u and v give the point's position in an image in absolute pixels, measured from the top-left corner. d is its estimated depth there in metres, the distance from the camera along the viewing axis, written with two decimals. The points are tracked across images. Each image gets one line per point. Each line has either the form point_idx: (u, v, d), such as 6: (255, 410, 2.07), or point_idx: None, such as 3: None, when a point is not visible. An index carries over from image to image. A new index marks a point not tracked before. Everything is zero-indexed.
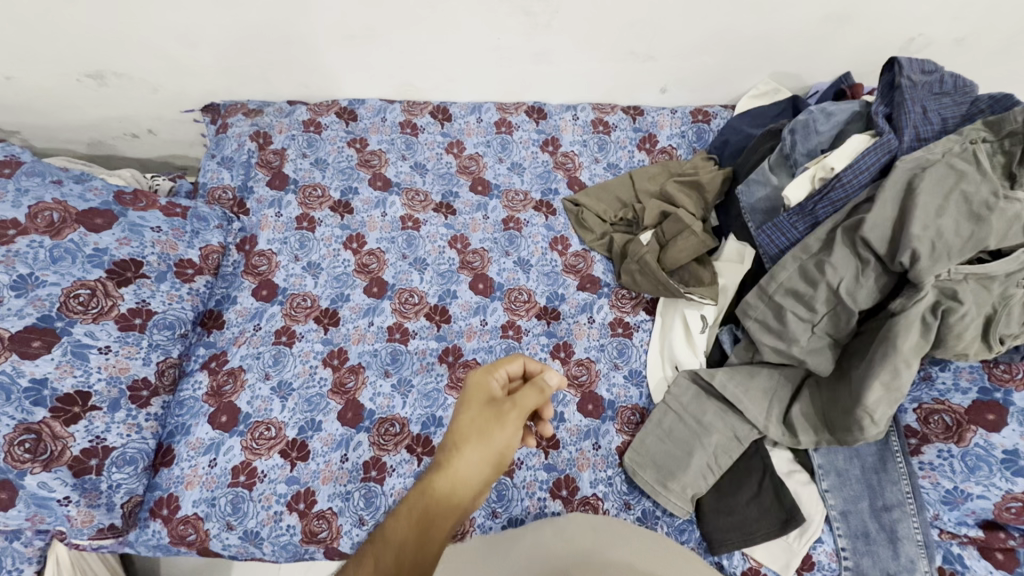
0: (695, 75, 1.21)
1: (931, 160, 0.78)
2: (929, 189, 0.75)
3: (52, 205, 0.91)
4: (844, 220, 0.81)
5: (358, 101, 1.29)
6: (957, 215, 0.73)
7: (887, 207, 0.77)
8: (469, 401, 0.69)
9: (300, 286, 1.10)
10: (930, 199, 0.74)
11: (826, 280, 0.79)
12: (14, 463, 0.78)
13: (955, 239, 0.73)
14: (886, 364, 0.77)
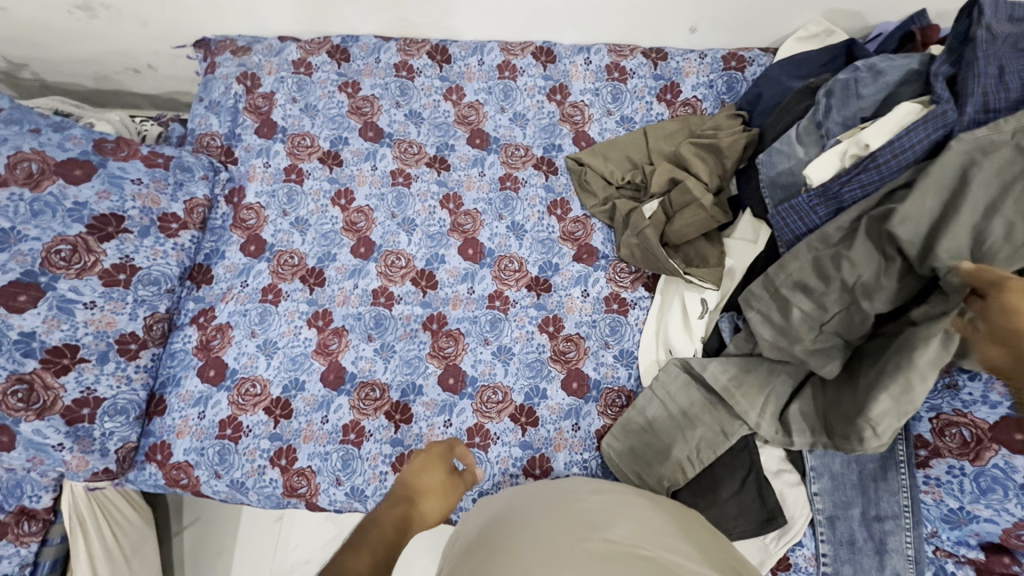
0: (733, 10, 1.02)
1: (998, 141, 0.62)
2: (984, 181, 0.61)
3: (30, 155, 0.89)
4: (874, 208, 0.69)
5: (352, 38, 1.18)
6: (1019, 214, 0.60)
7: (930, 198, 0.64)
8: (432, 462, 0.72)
9: (288, 243, 1.07)
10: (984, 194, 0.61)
11: (839, 277, 0.69)
12: (9, 411, 0.82)
13: (1004, 243, 0.60)
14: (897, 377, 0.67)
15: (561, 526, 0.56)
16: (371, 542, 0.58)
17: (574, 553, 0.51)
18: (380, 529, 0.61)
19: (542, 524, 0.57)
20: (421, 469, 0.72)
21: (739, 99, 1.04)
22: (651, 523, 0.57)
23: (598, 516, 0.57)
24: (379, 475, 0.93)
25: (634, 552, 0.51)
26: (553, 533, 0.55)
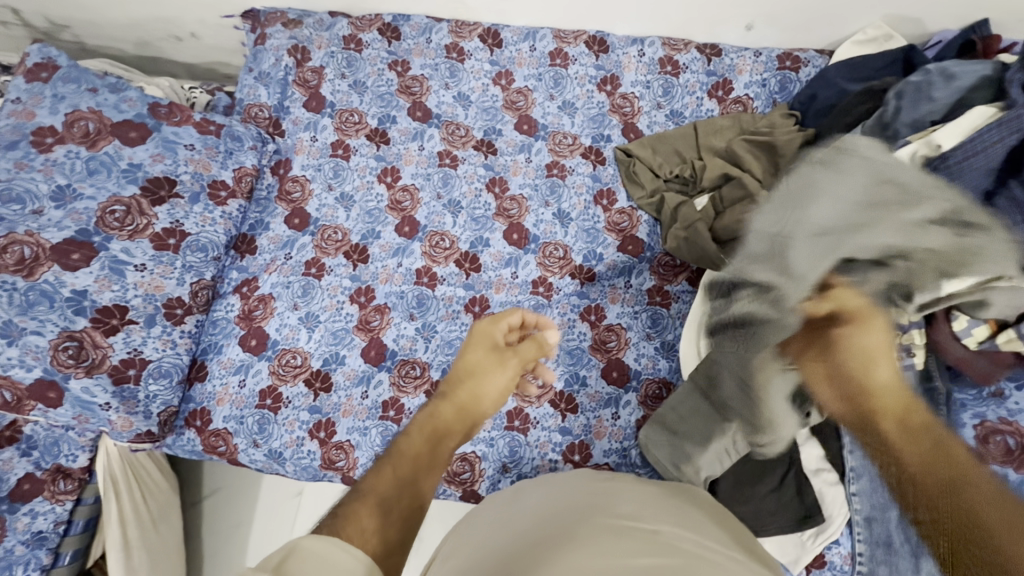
0: (792, 9, 1.02)
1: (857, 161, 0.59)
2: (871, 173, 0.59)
3: (88, 114, 0.89)
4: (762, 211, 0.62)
5: (403, 17, 1.17)
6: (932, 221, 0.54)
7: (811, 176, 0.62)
8: (475, 343, 0.78)
9: (332, 218, 1.07)
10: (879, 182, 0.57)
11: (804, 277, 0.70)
12: (59, 367, 0.82)
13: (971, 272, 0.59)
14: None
15: (572, 512, 0.58)
16: (398, 459, 0.63)
17: (591, 532, 0.53)
18: (414, 436, 0.66)
19: (551, 514, 0.59)
20: (469, 347, 0.78)
21: (792, 99, 1.04)
22: (659, 505, 0.60)
23: (605, 498, 0.60)
24: None
25: (648, 527, 0.54)
26: (566, 514, 0.58)
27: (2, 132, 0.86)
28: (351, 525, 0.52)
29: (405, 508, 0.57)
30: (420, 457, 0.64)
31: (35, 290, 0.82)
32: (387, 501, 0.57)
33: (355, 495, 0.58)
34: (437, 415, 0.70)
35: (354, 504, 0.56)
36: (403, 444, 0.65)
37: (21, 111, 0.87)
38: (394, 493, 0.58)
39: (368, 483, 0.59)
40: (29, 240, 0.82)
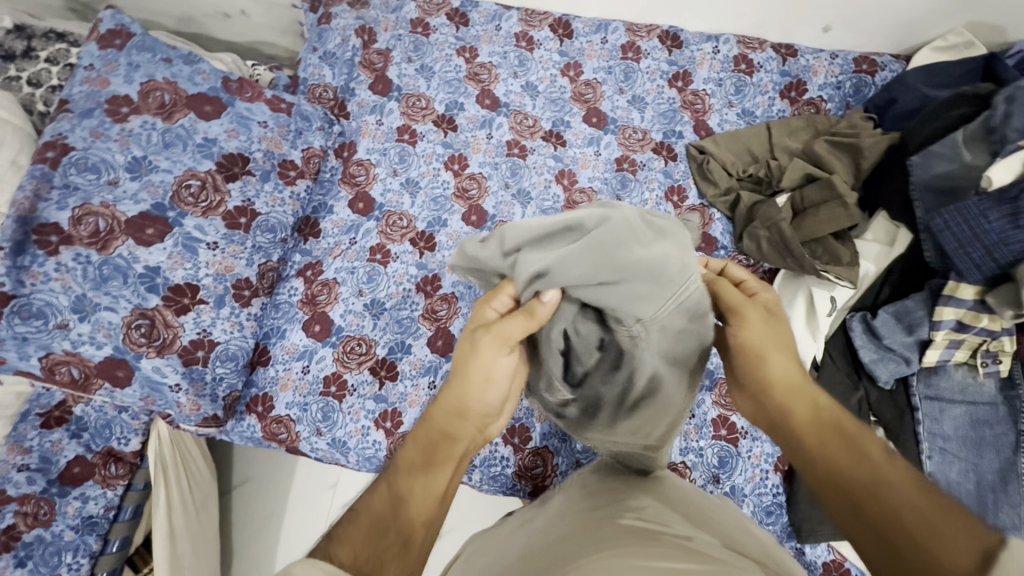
0: (874, 10, 1.02)
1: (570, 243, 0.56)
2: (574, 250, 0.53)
3: (163, 85, 0.86)
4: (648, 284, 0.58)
5: (472, 3, 1.15)
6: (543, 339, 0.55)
7: (648, 268, 0.53)
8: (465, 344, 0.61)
9: (397, 204, 1.04)
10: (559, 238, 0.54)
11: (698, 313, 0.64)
12: (130, 345, 0.79)
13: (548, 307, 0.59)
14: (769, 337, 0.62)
15: (588, 523, 0.54)
16: (394, 472, 0.60)
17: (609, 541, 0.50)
18: (410, 446, 0.62)
19: (568, 526, 0.56)
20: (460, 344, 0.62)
21: (867, 102, 1.04)
22: (681, 513, 0.57)
23: (622, 501, 0.59)
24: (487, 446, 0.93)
25: (663, 527, 0.51)
26: (582, 522, 0.56)
27: (75, 100, 0.82)
28: (344, 550, 0.50)
29: (403, 531, 0.55)
30: (415, 465, 0.60)
31: (109, 265, 0.79)
32: (381, 524, 0.55)
33: (351, 514, 0.56)
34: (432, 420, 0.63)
35: (347, 526, 0.54)
36: (400, 454, 0.62)
37: (95, 78, 0.84)
38: (388, 512, 0.56)
39: (361, 504, 0.57)
40: (104, 212, 0.79)
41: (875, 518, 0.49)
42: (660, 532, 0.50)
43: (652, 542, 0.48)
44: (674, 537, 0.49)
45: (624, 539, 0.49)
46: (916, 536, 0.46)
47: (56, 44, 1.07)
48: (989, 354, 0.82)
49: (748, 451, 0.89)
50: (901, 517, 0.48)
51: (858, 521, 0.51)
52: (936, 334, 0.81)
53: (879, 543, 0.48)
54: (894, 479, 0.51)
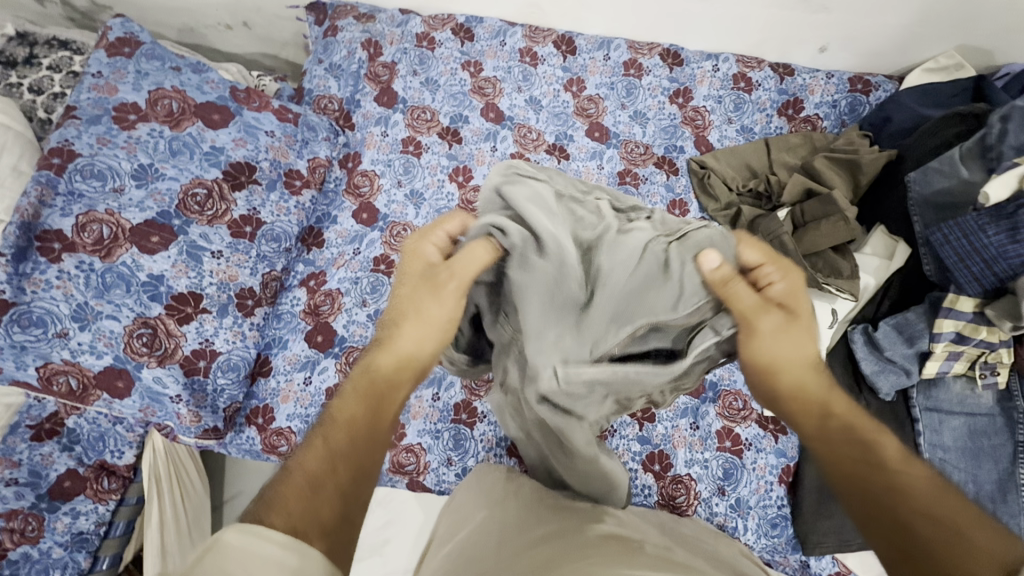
0: (870, 33, 1.06)
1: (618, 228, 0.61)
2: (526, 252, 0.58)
3: (171, 93, 0.86)
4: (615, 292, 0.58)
5: (476, 18, 1.16)
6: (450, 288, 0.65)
7: (577, 300, 0.58)
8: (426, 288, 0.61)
9: (402, 215, 1.04)
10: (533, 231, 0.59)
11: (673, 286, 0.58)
12: (131, 355, 0.78)
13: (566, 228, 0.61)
14: (789, 347, 0.58)
15: (578, 529, 0.58)
16: (331, 427, 0.54)
17: (596, 543, 0.54)
18: (350, 399, 0.57)
19: (561, 529, 0.59)
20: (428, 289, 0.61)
21: (862, 120, 1.07)
22: (635, 529, 0.61)
23: (584, 516, 0.63)
24: (492, 458, 0.92)
25: (633, 538, 0.56)
26: (553, 528, 0.59)
27: (82, 106, 0.82)
28: (279, 513, 0.44)
29: (341, 488, 0.49)
30: (356, 423, 0.55)
31: (112, 273, 0.77)
32: (318, 480, 0.49)
33: (285, 474, 0.49)
34: (376, 366, 0.60)
35: (281, 487, 0.47)
36: (337, 408, 0.56)
37: (103, 86, 0.84)
38: (326, 470, 0.50)
39: (299, 461, 0.51)
40: (108, 219, 0.78)
41: (888, 520, 0.48)
42: (631, 543, 0.55)
43: (642, 550, 0.53)
44: (651, 548, 0.55)
45: (614, 545, 0.53)
46: (951, 543, 0.43)
47: (58, 51, 1.06)
48: (987, 366, 0.83)
49: (753, 463, 0.89)
50: (917, 527, 0.46)
51: (879, 528, 0.49)
52: (935, 346, 0.83)
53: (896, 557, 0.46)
54: (915, 480, 0.49)
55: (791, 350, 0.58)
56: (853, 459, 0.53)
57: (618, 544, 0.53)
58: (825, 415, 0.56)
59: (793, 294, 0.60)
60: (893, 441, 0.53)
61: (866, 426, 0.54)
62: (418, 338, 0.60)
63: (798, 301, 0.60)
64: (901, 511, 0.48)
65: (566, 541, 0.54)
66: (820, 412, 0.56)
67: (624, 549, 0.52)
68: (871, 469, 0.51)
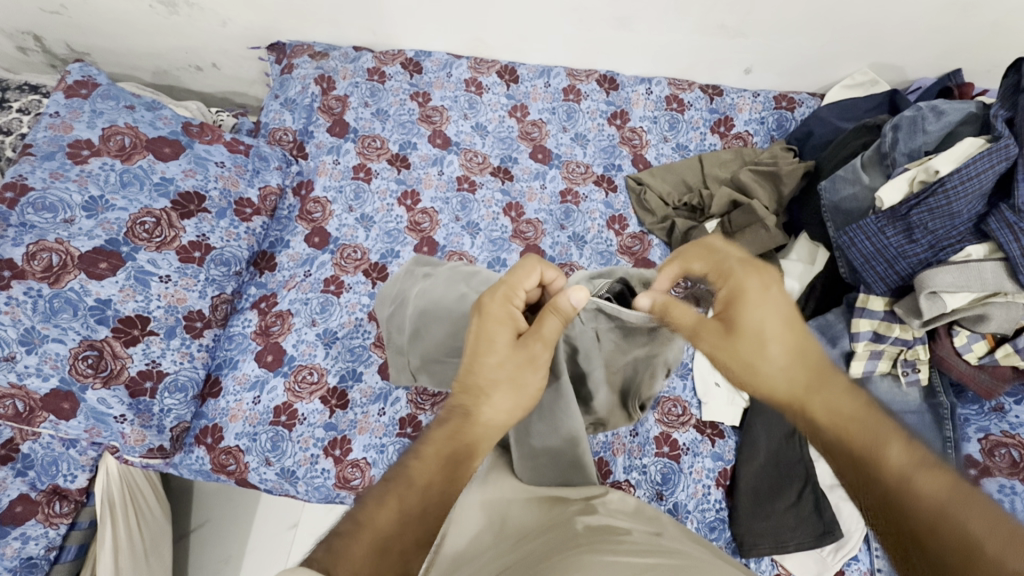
0: (788, 56, 1.14)
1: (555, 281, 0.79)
2: (444, 279, 0.84)
3: (124, 129, 0.93)
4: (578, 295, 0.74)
5: (425, 53, 1.23)
6: (417, 325, 0.81)
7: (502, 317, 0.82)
8: (491, 341, 0.60)
9: (352, 238, 1.07)
10: (456, 268, 0.86)
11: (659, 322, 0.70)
12: (77, 376, 0.82)
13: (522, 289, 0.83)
14: (765, 353, 0.55)
15: (561, 524, 0.53)
16: (406, 487, 0.49)
17: (585, 534, 0.50)
18: (428, 462, 0.51)
19: (545, 526, 0.54)
20: (483, 341, 0.60)
21: (788, 135, 1.15)
22: (626, 517, 0.57)
23: (576, 505, 0.58)
24: None
25: (623, 528, 0.51)
26: (541, 522, 0.56)
27: (38, 144, 0.89)
28: (344, 567, 0.40)
29: (412, 550, 0.44)
30: (431, 491, 0.49)
31: (60, 298, 0.82)
32: (387, 540, 0.44)
33: (351, 530, 0.44)
34: (465, 429, 0.56)
35: (349, 540, 0.43)
36: (412, 470, 0.50)
37: (59, 124, 0.91)
38: (396, 530, 0.45)
39: (365, 516, 0.46)
40: (58, 248, 0.83)
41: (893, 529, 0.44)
42: (617, 531, 0.51)
43: (629, 538, 0.49)
44: (638, 535, 0.50)
45: (597, 535, 0.49)
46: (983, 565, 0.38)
47: (28, 96, 1.13)
48: (908, 363, 0.84)
49: (690, 466, 0.91)
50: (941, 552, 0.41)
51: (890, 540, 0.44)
52: (856, 346, 0.85)
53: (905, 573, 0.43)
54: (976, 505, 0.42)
55: (750, 332, 0.55)
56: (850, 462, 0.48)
57: (601, 533, 0.50)
58: (817, 419, 0.51)
59: (735, 302, 0.56)
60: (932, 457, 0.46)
61: (860, 428, 0.49)
62: (512, 407, 0.59)
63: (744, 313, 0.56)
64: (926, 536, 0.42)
65: (551, 536, 0.51)
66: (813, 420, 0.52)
67: (608, 538, 0.48)
68: (869, 477, 0.46)
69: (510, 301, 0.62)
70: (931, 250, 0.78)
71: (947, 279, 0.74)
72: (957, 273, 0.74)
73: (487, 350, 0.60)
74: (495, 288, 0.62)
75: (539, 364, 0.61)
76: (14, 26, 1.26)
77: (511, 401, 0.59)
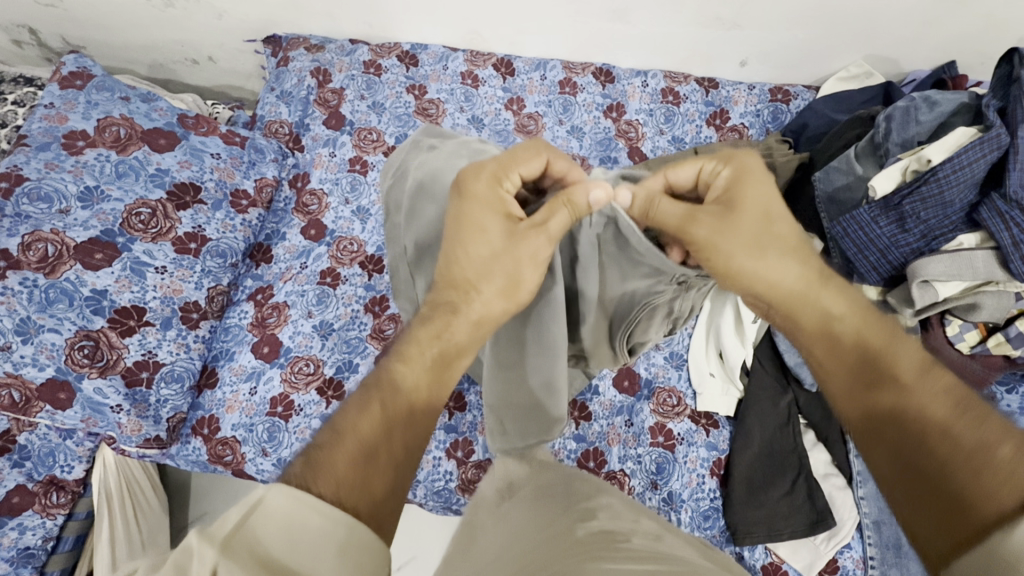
0: (784, 49, 1.14)
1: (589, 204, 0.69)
2: (448, 153, 0.75)
3: (119, 120, 0.93)
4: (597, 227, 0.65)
5: (420, 46, 1.23)
6: (413, 202, 0.73)
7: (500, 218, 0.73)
8: (482, 231, 0.61)
9: (348, 230, 1.07)
10: (467, 144, 0.77)
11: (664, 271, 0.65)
12: (73, 366, 0.82)
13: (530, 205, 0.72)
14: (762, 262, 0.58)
15: (559, 532, 0.51)
16: (389, 393, 0.52)
17: (584, 540, 0.48)
18: (414, 366, 0.55)
19: (544, 536, 0.52)
20: (472, 235, 0.61)
21: (783, 128, 1.15)
22: (628, 515, 0.55)
23: (576, 509, 0.56)
24: (431, 460, 0.92)
25: (623, 530, 0.49)
26: (541, 529, 0.54)
27: (33, 134, 0.89)
28: (326, 473, 0.42)
29: (395, 456, 0.48)
30: (419, 394, 0.54)
31: (55, 288, 0.82)
32: (372, 447, 0.46)
33: (332, 440, 0.46)
34: (451, 333, 0.59)
35: (332, 448, 0.45)
36: (396, 373, 0.54)
37: (54, 115, 0.91)
38: (382, 439, 0.48)
39: (346, 423, 0.48)
40: (53, 239, 0.83)
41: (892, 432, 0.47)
42: (617, 535, 0.49)
43: (631, 544, 0.46)
44: (640, 538, 0.48)
45: (594, 542, 0.47)
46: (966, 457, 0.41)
47: (24, 88, 1.13)
48: None
49: (685, 456, 0.92)
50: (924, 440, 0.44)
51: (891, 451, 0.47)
52: None
53: (907, 479, 0.45)
54: (948, 395, 0.46)
55: (744, 244, 0.58)
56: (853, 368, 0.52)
57: (600, 538, 0.48)
58: (826, 323, 0.55)
59: (736, 183, 0.60)
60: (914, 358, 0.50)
61: (874, 332, 0.53)
62: (502, 303, 0.61)
63: (741, 192, 0.60)
64: (913, 428, 0.46)
65: (548, 547, 0.49)
66: (822, 326, 0.55)
67: (608, 544, 0.46)
68: (880, 382, 0.50)
69: (499, 182, 0.62)
70: (924, 239, 0.78)
71: (939, 268, 0.74)
72: (949, 262, 0.74)
73: (476, 238, 0.61)
74: (484, 169, 0.62)
75: (540, 259, 0.60)
76: (9, 19, 1.26)
77: (502, 289, 0.60)
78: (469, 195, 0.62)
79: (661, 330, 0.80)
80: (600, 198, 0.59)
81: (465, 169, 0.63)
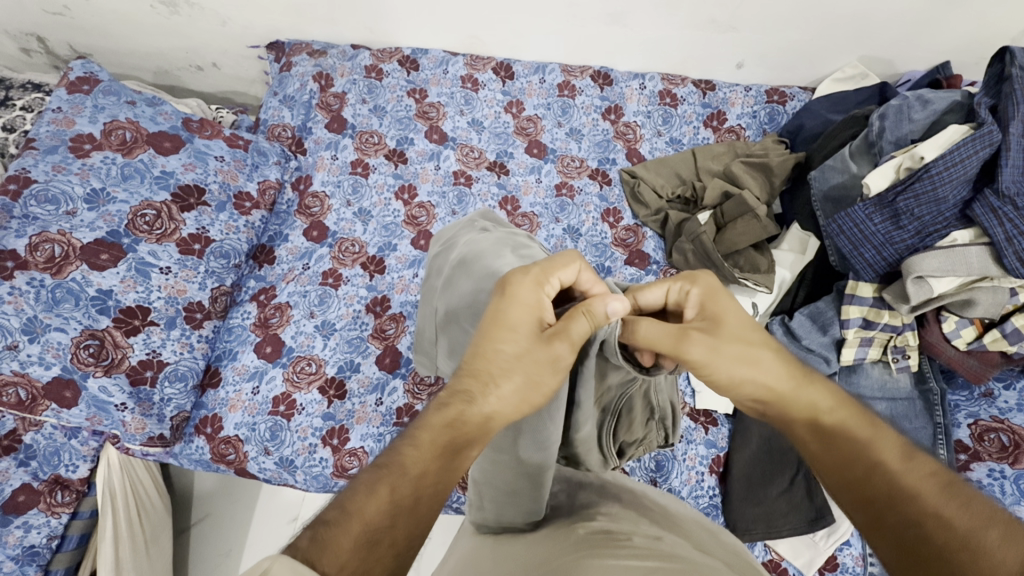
0: (780, 51, 1.15)
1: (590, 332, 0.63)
2: (495, 239, 0.74)
3: (125, 124, 0.95)
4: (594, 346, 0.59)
5: (421, 50, 1.25)
6: (451, 275, 0.73)
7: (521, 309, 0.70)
8: (507, 325, 0.59)
9: (350, 232, 1.09)
10: (513, 233, 0.76)
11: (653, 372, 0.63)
12: (78, 365, 0.83)
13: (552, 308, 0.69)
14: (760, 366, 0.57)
15: (563, 535, 0.51)
16: (396, 476, 0.49)
17: (586, 540, 0.48)
18: (422, 450, 0.52)
19: (548, 538, 0.52)
20: (499, 323, 0.59)
21: (780, 128, 1.17)
22: (629, 514, 0.55)
23: (581, 514, 0.56)
24: None
25: (624, 530, 0.49)
26: (546, 533, 0.54)
27: (41, 138, 0.91)
28: (328, 557, 0.40)
29: (399, 544, 0.45)
30: (424, 481, 0.50)
31: (61, 289, 0.83)
32: (375, 533, 0.44)
33: (339, 517, 0.44)
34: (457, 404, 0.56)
35: (336, 530, 0.43)
36: (405, 458, 0.51)
37: (61, 120, 0.93)
38: (386, 523, 0.45)
39: (354, 505, 0.46)
40: (60, 239, 0.84)
41: (898, 525, 0.46)
42: (618, 534, 0.48)
43: (631, 543, 0.46)
44: (640, 537, 0.48)
45: (593, 541, 0.47)
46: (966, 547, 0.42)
47: (32, 94, 1.16)
48: (897, 350, 0.85)
49: (684, 453, 0.93)
50: (925, 531, 0.44)
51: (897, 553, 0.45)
52: (847, 333, 0.86)
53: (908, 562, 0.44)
54: (924, 477, 0.48)
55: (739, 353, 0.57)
56: (850, 463, 0.51)
57: (599, 538, 0.48)
58: (818, 418, 0.55)
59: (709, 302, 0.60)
60: (888, 442, 0.52)
61: (860, 425, 0.53)
62: (517, 402, 0.55)
63: (720, 307, 0.60)
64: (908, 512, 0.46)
65: (547, 548, 0.49)
66: (812, 415, 0.55)
67: (609, 543, 0.46)
68: (868, 471, 0.50)
69: (542, 286, 0.60)
70: (918, 236, 0.79)
71: (933, 264, 0.75)
72: (943, 258, 0.75)
73: (502, 334, 0.59)
74: (528, 271, 0.61)
75: (559, 365, 0.56)
76: (17, 28, 1.28)
77: (518, 388, 0.56)
78: (509, 293, 0.60)
79: (652, 423, 0.77)
80: (619, 310, 0.57)
81: (511, 269, 0.62)
